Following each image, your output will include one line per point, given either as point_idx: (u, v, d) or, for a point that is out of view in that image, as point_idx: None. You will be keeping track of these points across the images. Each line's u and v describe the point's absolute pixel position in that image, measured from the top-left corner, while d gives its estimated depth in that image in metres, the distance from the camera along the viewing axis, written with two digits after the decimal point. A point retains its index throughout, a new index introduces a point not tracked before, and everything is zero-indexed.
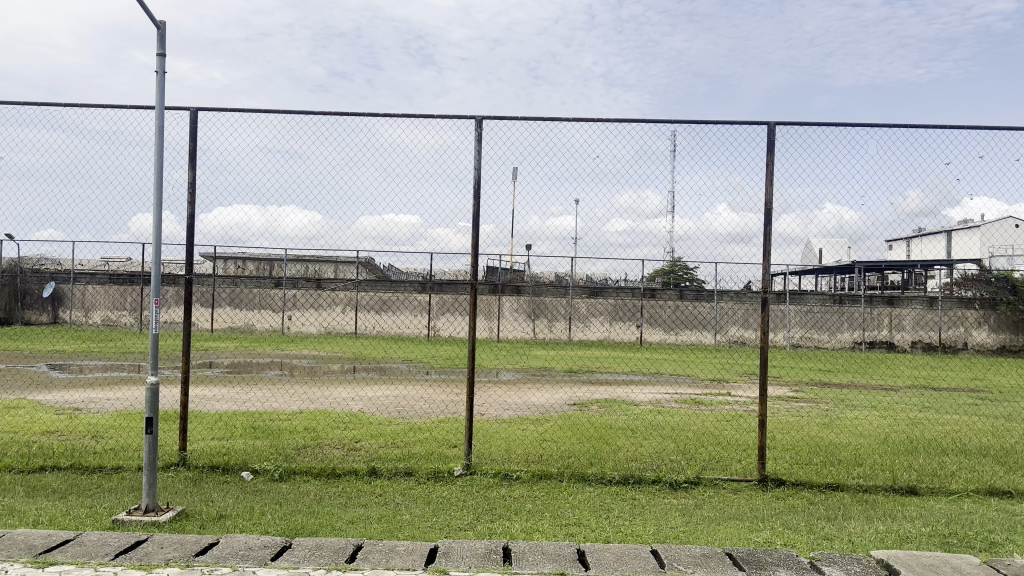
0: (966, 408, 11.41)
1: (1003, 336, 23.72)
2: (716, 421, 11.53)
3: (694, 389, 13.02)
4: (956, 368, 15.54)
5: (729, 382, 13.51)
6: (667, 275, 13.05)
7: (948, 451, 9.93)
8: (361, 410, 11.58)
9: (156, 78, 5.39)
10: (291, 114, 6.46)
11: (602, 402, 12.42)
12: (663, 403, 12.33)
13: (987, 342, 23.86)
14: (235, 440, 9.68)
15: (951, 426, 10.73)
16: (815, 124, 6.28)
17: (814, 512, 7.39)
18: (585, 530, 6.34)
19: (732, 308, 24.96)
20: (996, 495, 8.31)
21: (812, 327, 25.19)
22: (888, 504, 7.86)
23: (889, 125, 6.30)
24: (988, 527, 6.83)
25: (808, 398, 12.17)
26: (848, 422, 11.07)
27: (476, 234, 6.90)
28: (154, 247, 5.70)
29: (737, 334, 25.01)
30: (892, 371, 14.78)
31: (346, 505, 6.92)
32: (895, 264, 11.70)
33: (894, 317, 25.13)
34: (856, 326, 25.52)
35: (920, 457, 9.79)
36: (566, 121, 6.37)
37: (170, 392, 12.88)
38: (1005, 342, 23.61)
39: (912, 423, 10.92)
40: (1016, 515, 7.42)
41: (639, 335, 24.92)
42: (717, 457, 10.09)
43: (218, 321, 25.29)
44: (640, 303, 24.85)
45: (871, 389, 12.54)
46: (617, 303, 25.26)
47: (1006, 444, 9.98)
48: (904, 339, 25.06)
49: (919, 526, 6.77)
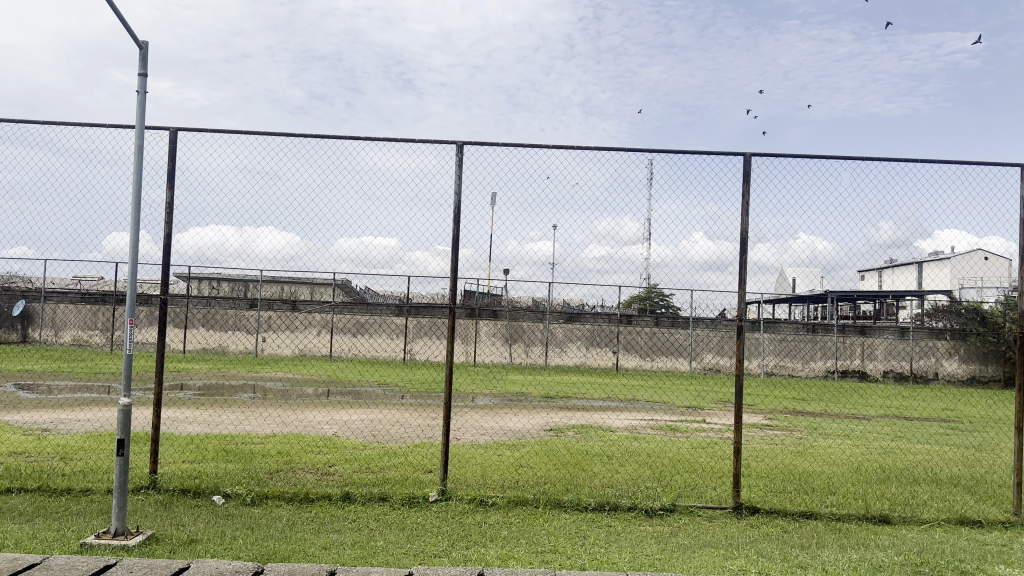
0: (937, 438, 11.54)
1: (974, 366, 23.97)
2: (690, 448, 11.57)
3: (670, 416, 13.07)
4: (927, 398, 15.72)
5: (704, 409, 13.58)
6: (643, 301, 13.11)
7: (920, 481, 10.02)
8: (335, 434, 11.46)
9: (137, 98, 5.39)
10: (270, 136, 6.49)
11: (579, 428, 12.42)
12: (639, 430, 12.35)
13: (959, 372, 23.88)
14: (207, 463, 9.57)
15: (923, 456, 10.85)
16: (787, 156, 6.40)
17: (786, 540, 7.43)
18: (562, 557, 6.30)
19: (709, 334, 24.97)
20: (967, 525, 8.39)
21: (787, 355, 25.52)
22: (862, 533, 7.93)
23: (858, 159, 6.46)
24: (960, 556, 6.90)
25: (781, 426, 12.25)
26: (821, 451, 11.16)
27: (456, 258, 6.97)
28: (131, 266, 5.65)
29: (712, 361, 25.09)
30: (865, 400, 14.93)
31: (318, 531, 6.83)
32: (868, 294, 11.89)
33: (867, 346, 25.45)
34: (829, 355, 25.52)
35: (892, 487, 9.87)
36: (543, 148, 6.46)
37: (141, 414, 12.69)
38: (976, 372, 23.79)
39: (884, 452, 11.03)
40: (986, 545, 7.50)
41: (615, 361, 25.15)
42: (691, 484, 10.13)
43: (191, 342, 25.08)
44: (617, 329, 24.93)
45: (844, 417, 12.66)
46: (595, 328, 25.22)
47: (978, 474, 10.10)
48: (876, 369, 25.54)
49: (893, 556, 6.82)
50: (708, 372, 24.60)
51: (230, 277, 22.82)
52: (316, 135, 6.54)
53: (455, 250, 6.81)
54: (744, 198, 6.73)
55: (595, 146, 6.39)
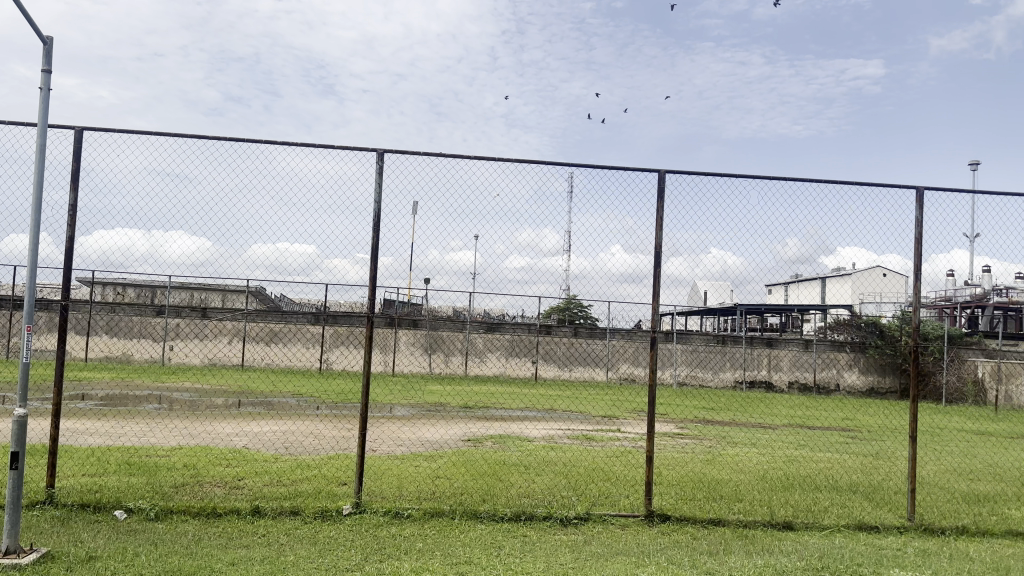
0: (838, 446, 12.07)
1: (872, 378, 25.02)
2: (606, 456, 11.75)
3: (586, 425, 13.26)
4: (828, 407, 16.48)
5: (619, 418, 13.84)
6: (562, 312, 13.30)
7: (822, 487, 10.46)
8: (247, 445, 11.16)
9: (38, 94, 5.14)
10: (183, 138, 6.29)
11: (496, 438, 12.46)
12: (556, 439, 12.47)
13: (857, 383, 24.94)
14: (111, 476, 9.16)
15: (825, 463, 11.32)
16: (701, 174, 6.60)
17: (697, 547, 7.63)
18: (475, 568, 6.29)
19: (624, 347, 25.69)
20: (865, 530, 8.80)
21: (697, 366, 26.42)
22: (767, 538, 8.21)
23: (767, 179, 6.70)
24: (857, 560, 7.22)
25: (692, 434, 12.59)
26: (730, 458, 11.50)
27: (373, 267, 6.90)
28: (29, 270, 5.36)
29: (627, 371, 25.83)
30: (769, 409, 15.51)
31: (227, 546, 6.61)
32: (774, 308, 12.40)
33: (772, 358, 26.45)
34: (737, 366, 26.61)
35: (796, 493, 10.27)
36: (464, 158, 6.46)
37: (39, 425, 12.03)
38: (873, 383, 24.89)
39: (789, 460, 11.44)
40: (882, 549, 7.88)
41: (532, 371, 24.79)
42: (605, 492, 10.27)
43: (93, 350, 23.97)
44: (535, 339, 24.84)
45: (751, 426, 13.11)
46: (513, 340, 25.31)
47: (875, 481, 10.60)
48: (781, 379, 26.43)
49: (796, 560, 7.08)
50: (623, 382, 25.29)
51: (137, 282, 21.86)
52: (232, 138, 6.37)
53: (374, 259, 6.76)
54: (658, 214, 6.93)
55: (515, 159, 6.43)
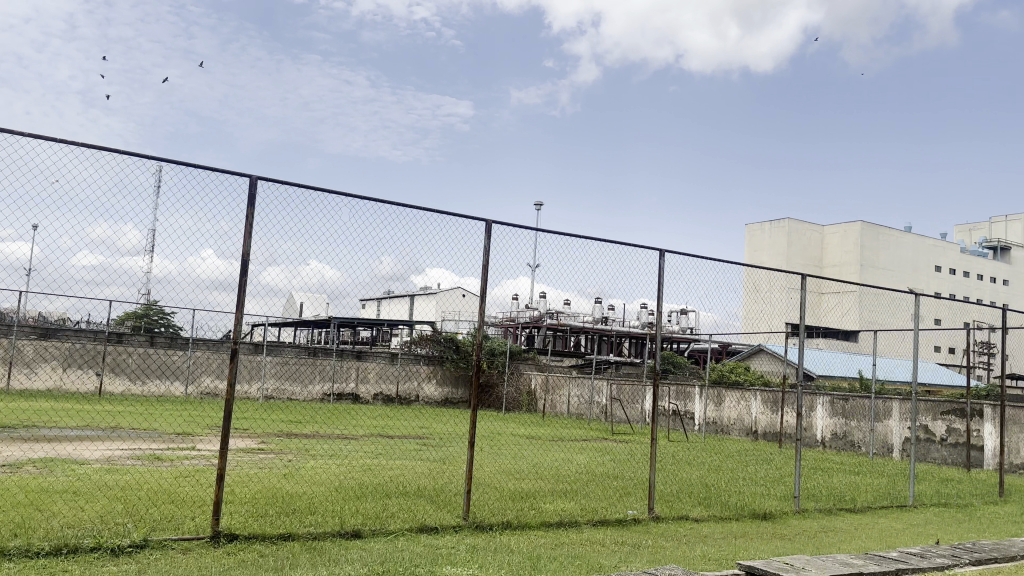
0: (410, 453, 12.86)
1: (447, 389, 26.66)
2: (172, 477, 10.82)
3: (156, 443, 12.15)
4: (408, 417, 17.66)
5: (196, 435, 12.98)
6: (139, 318, 12.00)
7: (392, 493, 10.98)
8: None
9: None
10: None
11: (40, 462, 10.69)
12: (116, 460, 11.18)
13: (434, 394, 26.46)
14: None
15: (396, 471, 11.93)
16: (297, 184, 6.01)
17: (263, 566, 6.39)
18: None
19: (207, 358, 23.82)
20: (426, 532, 9.38)
21: (286, 378, 24.31)
22: (337, 550, 7.40)
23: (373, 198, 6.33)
24: (417, 562, 7.02)
25: (273, 449, 12.32)
26: (308, 472, 11.48)
27: None
28: None
29: (210, 385, 23.84)
30: (352, 420, 15.94)
31: None
32: (365, 322, 12.84)
33: (361, 369, 25.45)
34: (325, 378, 24.98)
35: (367, 502, 10.59)
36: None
37: None
38: (447, 394, 26.55)
39: (364, 469, 11.83)
40: (436, 548, 8.46)
41: (97, 385, 21.66)
42: (167, 515, 9.26)
43: None
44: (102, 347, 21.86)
45: (331, 438, 13.28)
46: (74, 346, 21.63)
47: (437, 485, 11.46)
48: (367, 391, 25.57)
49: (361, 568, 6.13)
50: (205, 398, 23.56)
51: None
52: None
53: None
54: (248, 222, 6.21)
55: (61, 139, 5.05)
